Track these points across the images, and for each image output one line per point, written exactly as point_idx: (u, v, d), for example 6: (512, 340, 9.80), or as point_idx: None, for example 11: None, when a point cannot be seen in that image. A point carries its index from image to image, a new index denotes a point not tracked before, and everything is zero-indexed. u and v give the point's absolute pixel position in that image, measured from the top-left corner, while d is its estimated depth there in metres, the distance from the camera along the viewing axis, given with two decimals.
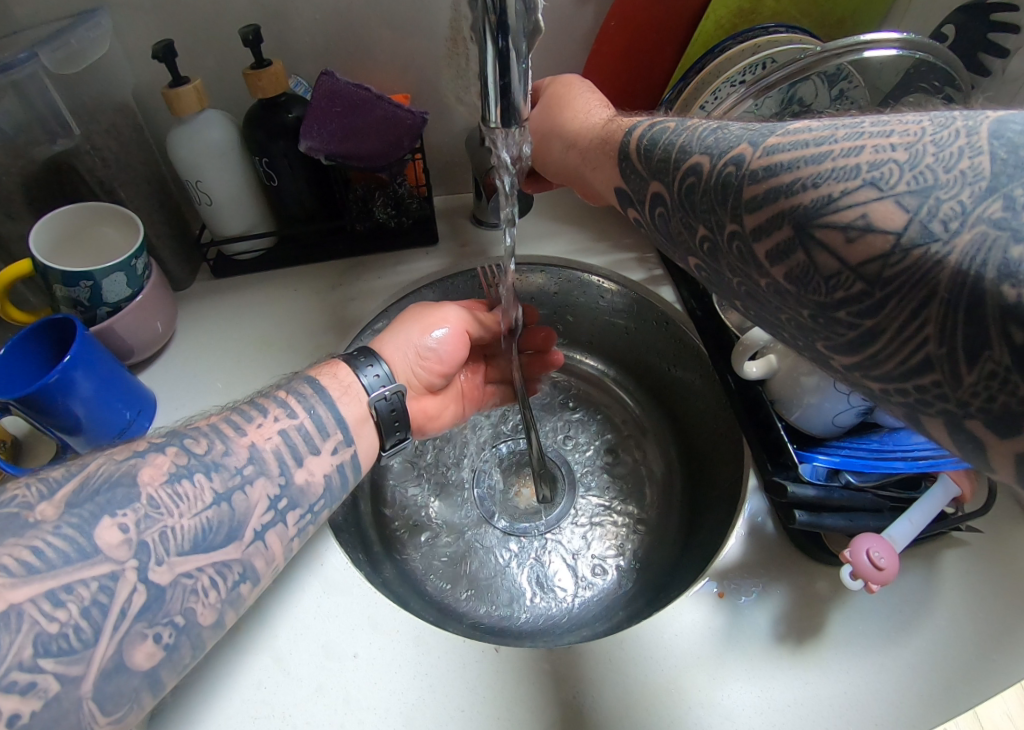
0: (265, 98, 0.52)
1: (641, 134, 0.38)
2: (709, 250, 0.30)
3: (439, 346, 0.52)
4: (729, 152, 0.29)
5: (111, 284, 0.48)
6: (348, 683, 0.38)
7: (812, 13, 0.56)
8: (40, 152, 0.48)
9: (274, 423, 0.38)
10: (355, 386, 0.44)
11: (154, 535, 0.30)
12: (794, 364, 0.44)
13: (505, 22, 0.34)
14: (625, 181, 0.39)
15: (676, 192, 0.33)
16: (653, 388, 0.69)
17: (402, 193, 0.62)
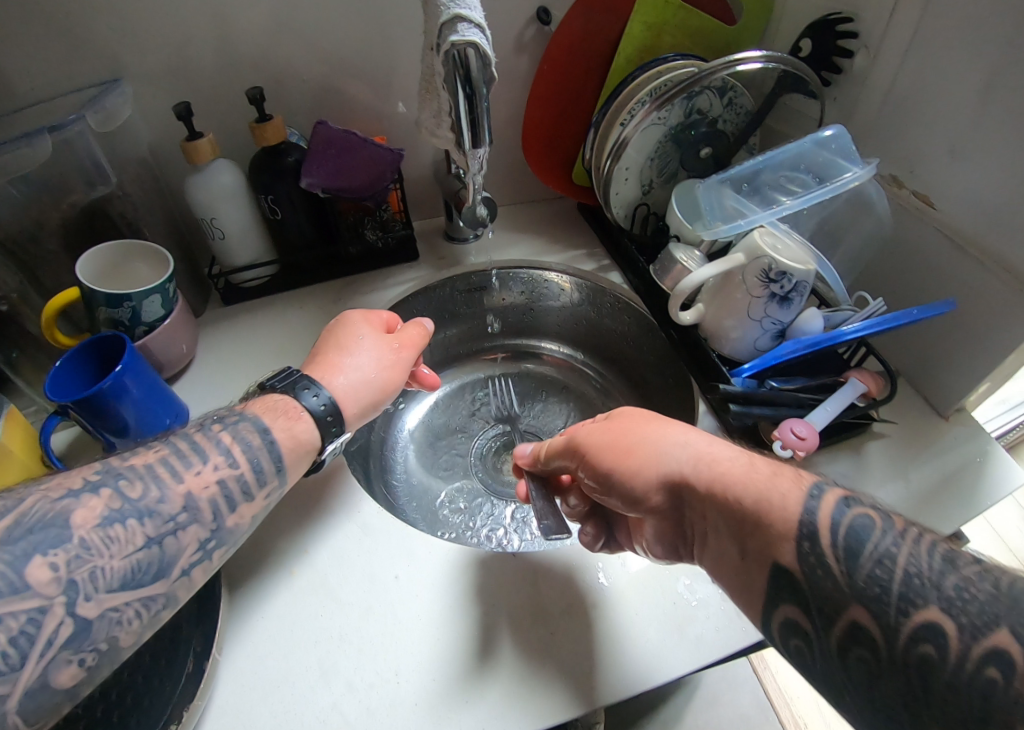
0: (268, 145, 0.62)
1: (831, 515, 0.31)
2: (918, 663, 0.26)
3: (374, 376, 0.52)
4: (983, 637, 0.25)
5: (148, 305, 0.56)
6: (393, 600, 0.45)
7: (708, 39, 0.68)
8: (79, 198, 0.56)
9: (213, 472, 0.37)
10: (298, 411, 0.44)
11: (83, 574, 0.30)
12: (718, 310, 0.56)
13: (468, 74, 0.46)
14: (806, 574, 0.31)
15: (899, 583, 0.28)
16: (612, 359, 0.77)
17: (386, 217, 0.71)
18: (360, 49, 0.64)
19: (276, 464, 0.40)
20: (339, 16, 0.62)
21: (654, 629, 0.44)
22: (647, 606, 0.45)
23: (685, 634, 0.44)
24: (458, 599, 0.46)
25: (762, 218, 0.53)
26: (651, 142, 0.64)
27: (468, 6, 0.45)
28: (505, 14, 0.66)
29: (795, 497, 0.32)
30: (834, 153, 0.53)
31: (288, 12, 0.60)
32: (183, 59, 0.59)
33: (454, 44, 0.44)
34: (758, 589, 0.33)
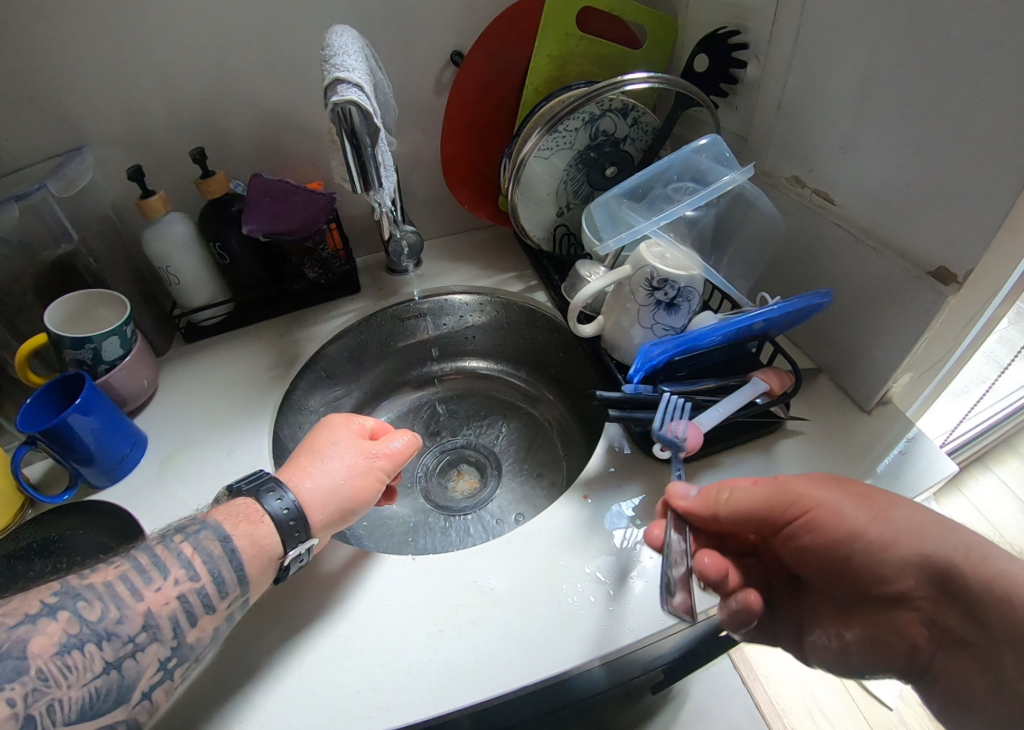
0: (214, 197, 0.68)
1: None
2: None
3: (346, 485, 0.50)
4: None
5: (107, 346, 0.63)
6: (306, 606, 0.49)
7: (617, 64, 0.72)
8: (48, 254, 0.64)
9: (174, 587, 0.40)
10: (259, 516, 0.45)
11: (40, 708, 0.33)
12: (615, 319, 0.59)
13: (353, 127, 0.51)
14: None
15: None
16: (550, 374, 0.79)
17: (326, 255, 0.76)
18: (292, 104, 0.72)
19: (240, 577, 0.42)
20: (271, 77, 0.70)
21: (539, 628, 0.46)
22: (531, 605, 0.48)
23: (563, 631, 0.46)
24: (357, 602, 0.49)
25: (646, 230, 0.55)
26: (560, 165, 0.68)
27: (347, 70, 0.51)
28: (421, 60, 0.72)
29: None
30: (713, 159, 0.57)
31: (223, 78, 0.68)
32: (136, 127, 0.68)
33: (335, 102, 0.49)
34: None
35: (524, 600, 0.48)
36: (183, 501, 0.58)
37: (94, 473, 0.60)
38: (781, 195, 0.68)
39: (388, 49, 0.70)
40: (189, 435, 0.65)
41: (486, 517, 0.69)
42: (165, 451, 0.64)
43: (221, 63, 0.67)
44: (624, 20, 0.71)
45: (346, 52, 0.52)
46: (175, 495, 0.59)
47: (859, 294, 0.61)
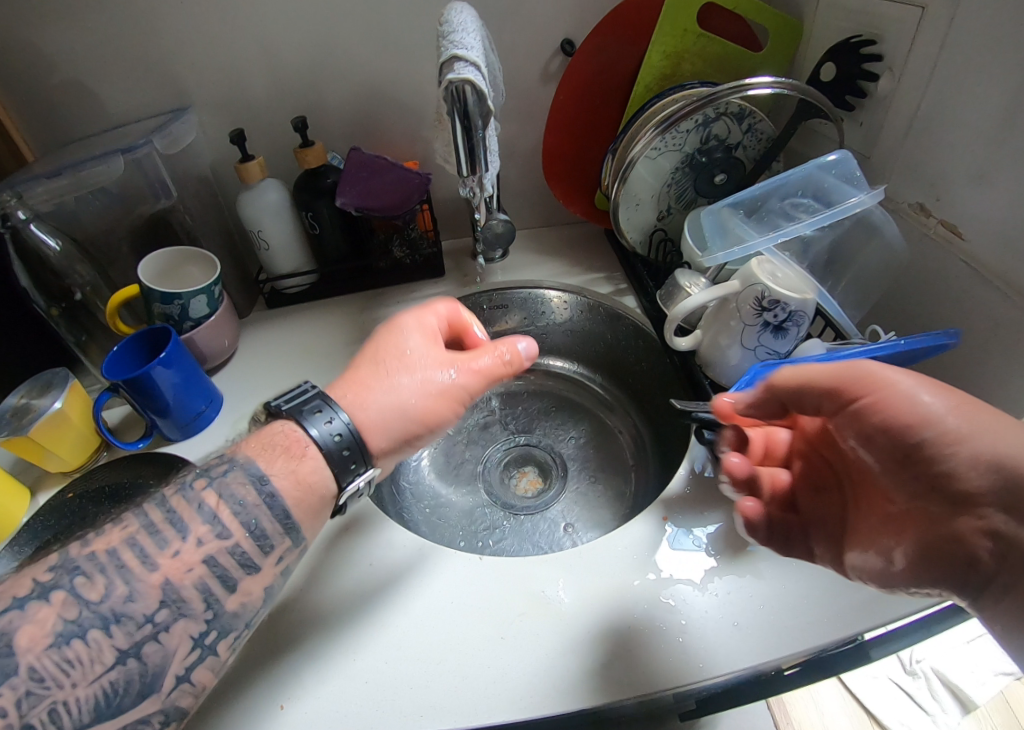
0: (310, 168, 0.67)
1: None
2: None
3: (414, 406, 0.47)
4: None
5: (195, 304, 0.63)
6: (368, 585, 0.49)
7: (734, 66, 0.68)
8: (147, 208, 0.66)
9: (199, 551, 0.36)
10: (303, 440, 0.42)
11: (43, 713, 0.30)
12: (716, 333, 0.55)
13: (465, 107, 0.49)
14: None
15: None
16: (630, 385, 0.75)
17: (415, 236, 0.71)
18: (394, 81, 0.71)
19: (283, 526, 0.39)
20: (377, 51, 0.68)
21: (589, 648, 0.44)
22: (581, 623, 0.45)
23: (614, 658, 0.43)
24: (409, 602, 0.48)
25: (759, 247, 0.52)
26: (666, 168, 0.64)
27: (466, 48, 0.49)
28: (530, 47, 0.70)
29: None
30: (836, 175, 0.53)
31: (328, 48, 0.67)
32: (241, 91, 0.68)
33: (451, 80, 0.48)
34: None
35: (572, 611, 0.46)
36: None
37: (171, 427, 0.62)
38: (903, 223, 0.62)
39: (498, 34, 0.68)
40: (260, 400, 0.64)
41: (550, 527, 0.65)
42: (239, 414, 0.64)
43: (330, 34, 0.66)
44: (744, 19, 0.67)
45: (465, 30, 0.50)
46: None
47: (977, 336, 0.55)
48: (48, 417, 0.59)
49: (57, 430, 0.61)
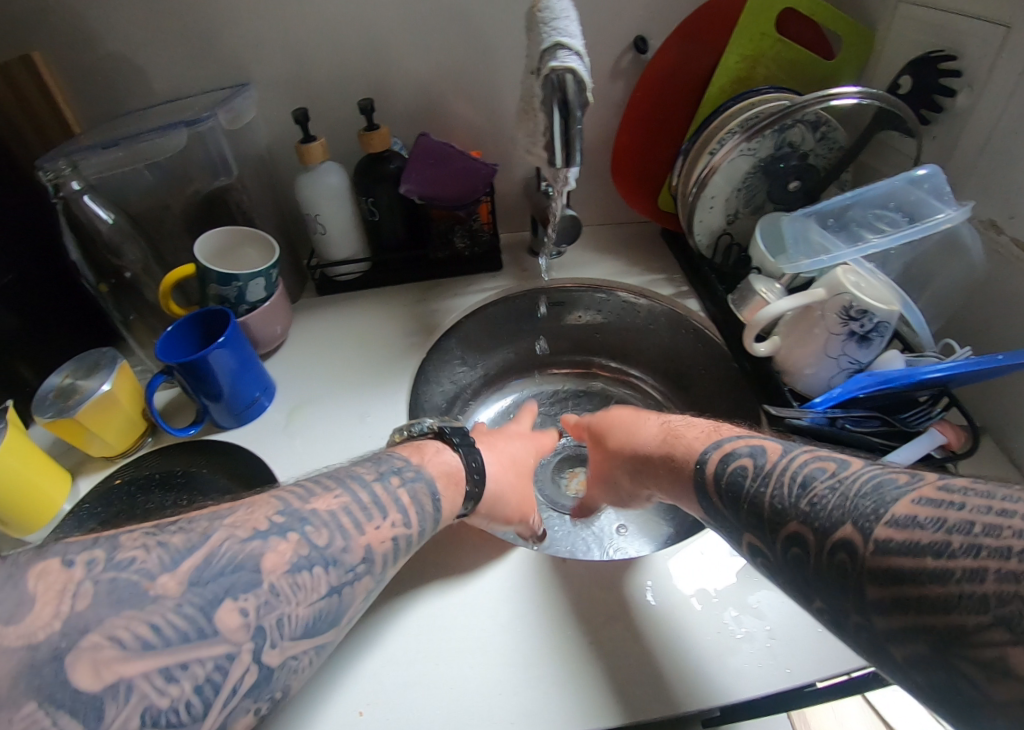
0: (373, 152, 0.65)
1: (715, 468, 0.41)
2: (794, 560, 0.32)
3: (502, 494, 0.52)
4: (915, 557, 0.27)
5: (252, 287, 0.61)
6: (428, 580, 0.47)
7: (807, 72, 0.67)
8: (207, 186, 0.64)
9: (390, 528, 0.39)
10: (453, 467, 0.46)
11: (270, 620, 0.31)
12: (797, 340, 0.55)
13: (565, 98, 0.48)
14: (712, 517, 0.40)
15: (769, 507, 0.35)
16: (682, 389, 0.72)
17: (475, 227, 0.69)
18: (462, 68, 0.69)
19: (435, 499, 0.43)
20: (447, 37, 0.67)
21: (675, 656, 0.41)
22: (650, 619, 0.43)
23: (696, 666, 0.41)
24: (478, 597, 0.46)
25: (846, 258, 0.53)
26: (739, 173, 0.63)
27: (569, 36, 0.48)
28: (601, 42, 0.69)
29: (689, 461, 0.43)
30: (927, 192, 0.53)
31: (396, 31, 0.66)
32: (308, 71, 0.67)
33: (555, 69, 0.47)
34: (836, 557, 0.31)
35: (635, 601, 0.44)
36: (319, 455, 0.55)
37: (225, 413, 0.59)
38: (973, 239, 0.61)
39: None
40: (315, 388, 0.62)
41: (605, 528, 0.64)
42: (293, 401, 0.62)
43: (400, 16, 0.65)
44: (819, 25, 0.66)
45: (566, 17, 0.49)
46: (304, 451, 0.57)
47: None
48: (96, 399, 0.57)
49: (104, 412, 0.58)
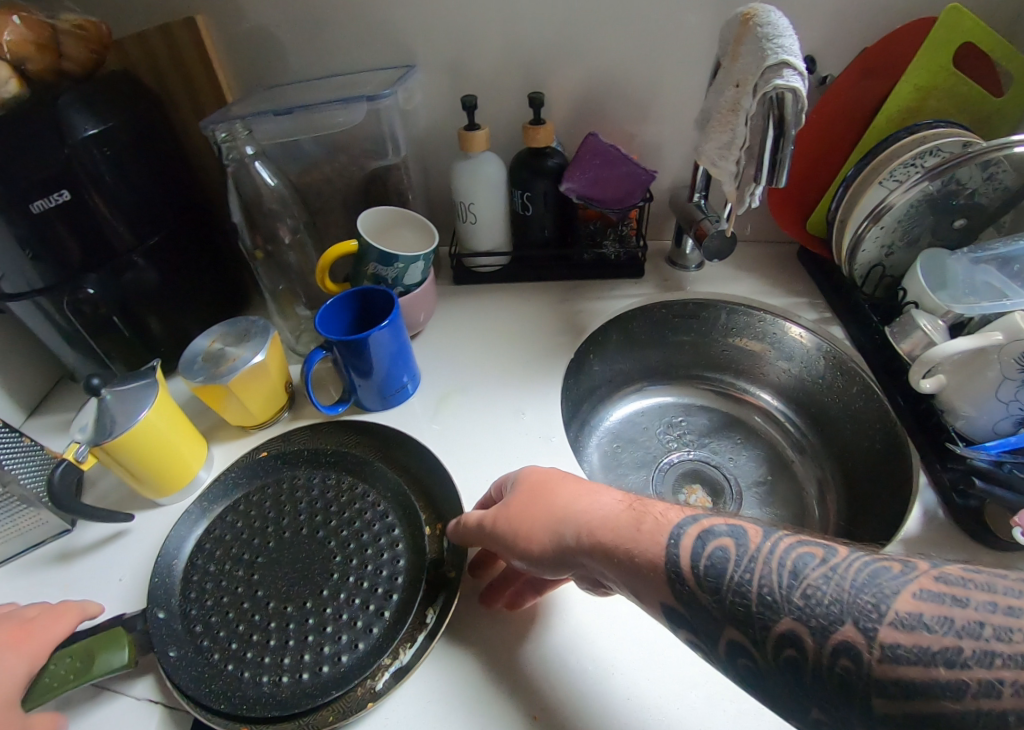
0: (535, 147, 0.65)
1: (692, 546, 0.35)
2: (789, 664, 0.30)
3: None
4: (835, 630, 0.29)
5: (410, 270, 0.60)
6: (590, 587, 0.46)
7: (974, 109, 0.66)
8: (369, 164, 0.64)
9: None
10: None
11: None
12: (967, 381, 0.54)
13: (782, 117, 0.48)
14: (681, 602, 0.34)
15: (756, 598, 0.32)
16: (813, 415, 0.72)
17: (625, 232, 0.69)
18: (627, 73, 0.69)
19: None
20: (621, 42, 0.67)
21: None
22: None
23: None
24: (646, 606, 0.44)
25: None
26: (905, 208, 0.63)
27: (795, 55, 0.48)
28: None
29: (659, 548, 0.36)
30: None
31: (571, 27, 0.65)
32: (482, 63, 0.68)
33: (777, 87, 0.47)
34: (789, 649, 0.30)
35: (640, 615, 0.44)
36: (478, 448, 0.55)
37: (373, 394, 0.59)
38: None
39: None
40: (466, 378, 0.62)
41: None
42: (440, 388, 0.62)
43: (577, 12, 0.64)
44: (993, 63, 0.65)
45: (789, 34, 0.49)
46: (459, 442, 0.57)
47: None
48: (246, 369, 0.57)
49: (251, 382, 0.58)
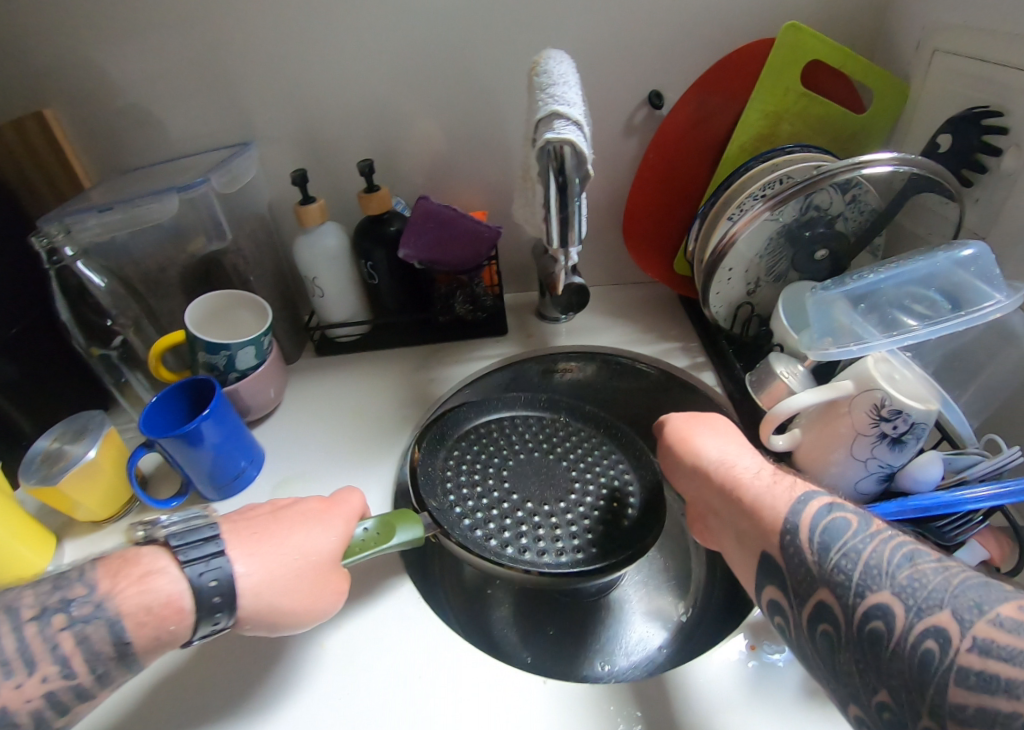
0: (372, 214, 0.62)
1: (811, 518, 0.36)
2: (870, 637, 0.30)
3: (278, 601, 0.39)
4: (926, 617, 0.28)
5: (242, 355, 0.59)
6: (409, 701, 0.42)
7: (827, 132, 0.62)
8: (199, 249, 0.63)
9: (38, 685, 0.33)
10: (175, 581, 0.37)
11: None
12: (820, 436, 0.49)
13: (562, 167, 0.43)
14: (785, 561, 0.36)
15: (858, 573, 0.32)
16: None
17: (478, 292, 0.67)
18: (465, 129, 0.68)
19: (120, 645, 0.35)
20: (454, 100, 0.66)
21: None
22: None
23: None
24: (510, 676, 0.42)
25: (879, 348, 0.47)
26: (761, 241, 0.59)
27: (566, 104, 0.44)
28: (615, 99, 0.65)
29: (784, 502, 0.39)
30: (974, 273, 0.48)
31: (402, 88, 0.65)
32: (319, 134, 0.67)
33: (550, 140, 0.43)
34: (845, 622, 0.31)
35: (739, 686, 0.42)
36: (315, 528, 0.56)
37: (207, 485, 0.56)
38: None
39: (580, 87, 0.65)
40: (305, 465, 0.59)
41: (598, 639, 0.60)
42: (283, 474, 0.59)
43: (409, 74, 0.64)
44: (847, 79, 0.61)
45: (564, 82, 0.46)
46: None
47: None
48: (82, 467, 0.55)
49: (89, 480, 0.56)
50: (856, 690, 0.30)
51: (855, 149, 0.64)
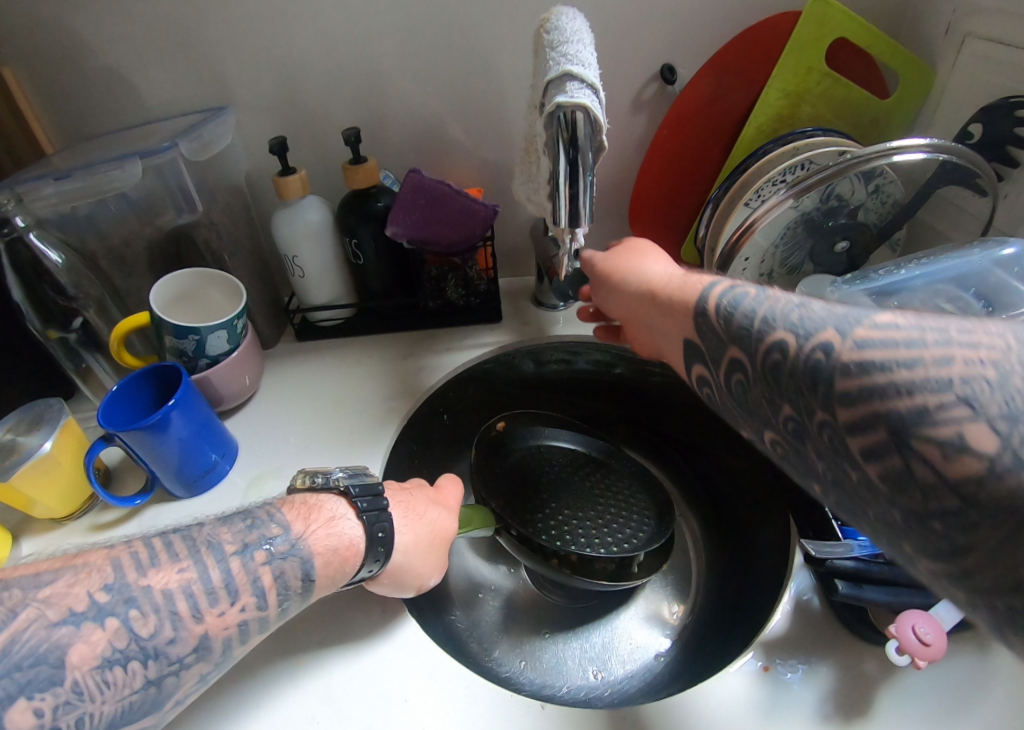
0: (358, 188, 0.57)
1: (717, 293, 0.33)
2: (770, 368, 0.27)
3: (414, 564, 0.44)
4: (814, 337, 0.25)
5: (213, 339, 0.53)
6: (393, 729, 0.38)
7: (848, 115, 0.58)
8: (167, 223, 0.58)
9: (237, 614, 0.33)
10: (343, 524, 0.39)
11: (68, 722, 0.26)
12: None
13: (574, 138, 0.39)
14: (699, 339, 0.34)
15: (749, 324, 0.29)
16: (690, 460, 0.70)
17: (471, 275, 0.63)
18: (459, 99, 0.63)
19: (305, 581, 0.36)
20: (448, 66, 0.60)
21: None
22: None
23: None
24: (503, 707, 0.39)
25: None
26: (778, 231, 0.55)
27: (581, 65, 0.40)
28: (623, 72, 0.60)
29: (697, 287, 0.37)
30: (1014, 274, 0.45)
31: (392, 51, 0.59)
32: (301, 100, 0.62)
33: (561, 104, 0.38)
34: (749, 371, 0.29)
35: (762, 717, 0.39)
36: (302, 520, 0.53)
37: (175, 480, 0.51)
38: None
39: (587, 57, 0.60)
40: (281, 457, 0.55)
41: (596, 651, 0.57)
42: (259, 469, 0.55)
43: (399, 37, 0.58)
44: (873, 60, 0.57)
45: (578, 40, 0.41)
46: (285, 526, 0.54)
47: None
48: (36, 461, 0.50)
49: (46, 475, 0.51)
50: (776, 436, 0.28)
51: (876, 134, 0.60)
